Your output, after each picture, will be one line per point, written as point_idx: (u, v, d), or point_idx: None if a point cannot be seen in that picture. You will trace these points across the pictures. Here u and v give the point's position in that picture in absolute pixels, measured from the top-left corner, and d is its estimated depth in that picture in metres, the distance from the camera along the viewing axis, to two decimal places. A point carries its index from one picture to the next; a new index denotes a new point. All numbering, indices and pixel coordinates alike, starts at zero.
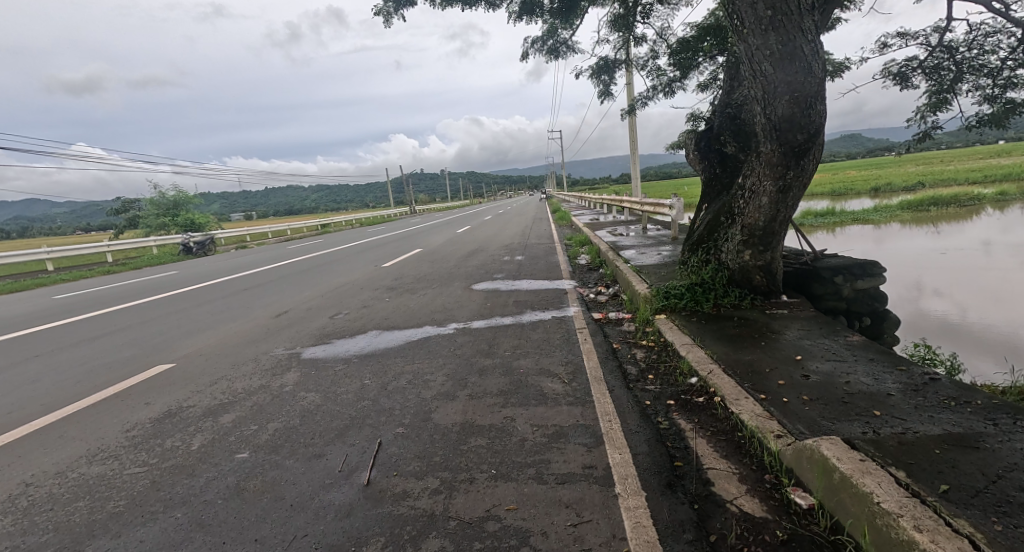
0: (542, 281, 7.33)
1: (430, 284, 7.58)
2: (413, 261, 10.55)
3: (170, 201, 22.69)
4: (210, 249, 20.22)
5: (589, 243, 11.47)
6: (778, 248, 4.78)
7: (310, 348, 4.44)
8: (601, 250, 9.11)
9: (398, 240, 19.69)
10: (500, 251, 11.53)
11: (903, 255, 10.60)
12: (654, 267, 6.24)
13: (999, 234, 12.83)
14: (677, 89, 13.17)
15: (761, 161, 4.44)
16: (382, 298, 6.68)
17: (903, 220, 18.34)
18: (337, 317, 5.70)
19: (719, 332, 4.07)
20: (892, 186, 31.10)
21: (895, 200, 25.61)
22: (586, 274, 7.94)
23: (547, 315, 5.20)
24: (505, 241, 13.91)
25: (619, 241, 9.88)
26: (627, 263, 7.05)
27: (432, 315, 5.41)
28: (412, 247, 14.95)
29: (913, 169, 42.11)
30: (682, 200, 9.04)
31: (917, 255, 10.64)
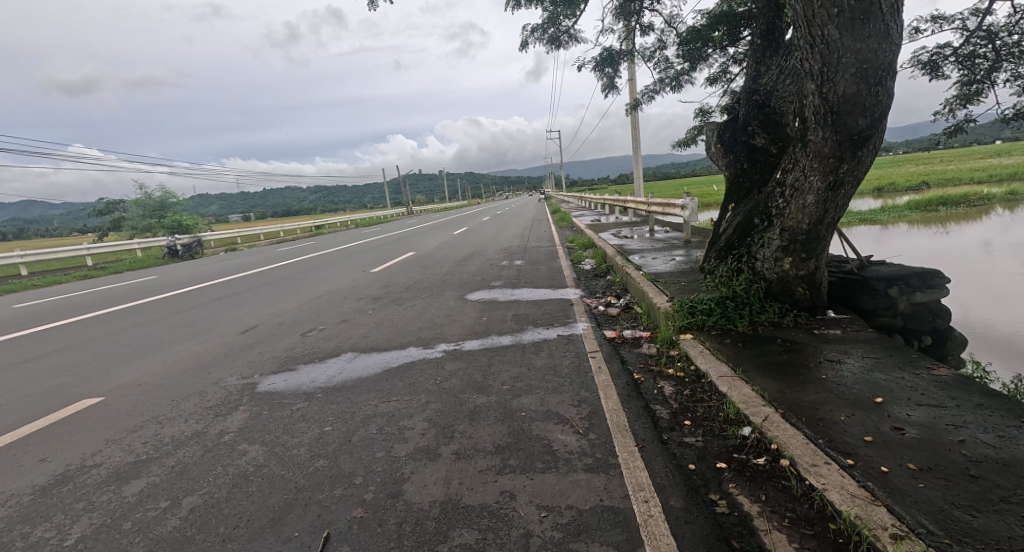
0: (544, 290, 6.60)
1: (419, 293, 6.85)
2: (403, 266, 9.81)
3: (156, 202, 22.01)
4: (196, 252, 19.48)
5: (592, 246, 10.78)
6: (823, 256, 4.09)
7: (270, 377, 3.70)
8: (608, 255, 8.41)
9: (393, 243, 19.00)
10: (497, 255, 10.80)
11: (920, 254, 9.98)
12: (672, 276, 5.52)
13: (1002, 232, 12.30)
14: (685, 83, 12.72)
15: (806, 151, 3.76)
16: (364, 311, 5.94)
17: (912, 220, 17.70)
18: (310, 335, 4.96)
19: (761, 359, 3.35)
20: (896, 185, 30.49)
21: (901, 199, 24.96)
22: (593, 282, 7.23)
23: (552, 333, 4.48)
24: (502, 244, 13.19)
25: (626, 244, 9.17)
26: (639, 270, 6.35)
27: (418, 333, 4.69)
28: (406, 250, 14.24)
29: (915, 169, 41.51)
30: (696, 200, 8.32)
31: (935, 255, 10.02)
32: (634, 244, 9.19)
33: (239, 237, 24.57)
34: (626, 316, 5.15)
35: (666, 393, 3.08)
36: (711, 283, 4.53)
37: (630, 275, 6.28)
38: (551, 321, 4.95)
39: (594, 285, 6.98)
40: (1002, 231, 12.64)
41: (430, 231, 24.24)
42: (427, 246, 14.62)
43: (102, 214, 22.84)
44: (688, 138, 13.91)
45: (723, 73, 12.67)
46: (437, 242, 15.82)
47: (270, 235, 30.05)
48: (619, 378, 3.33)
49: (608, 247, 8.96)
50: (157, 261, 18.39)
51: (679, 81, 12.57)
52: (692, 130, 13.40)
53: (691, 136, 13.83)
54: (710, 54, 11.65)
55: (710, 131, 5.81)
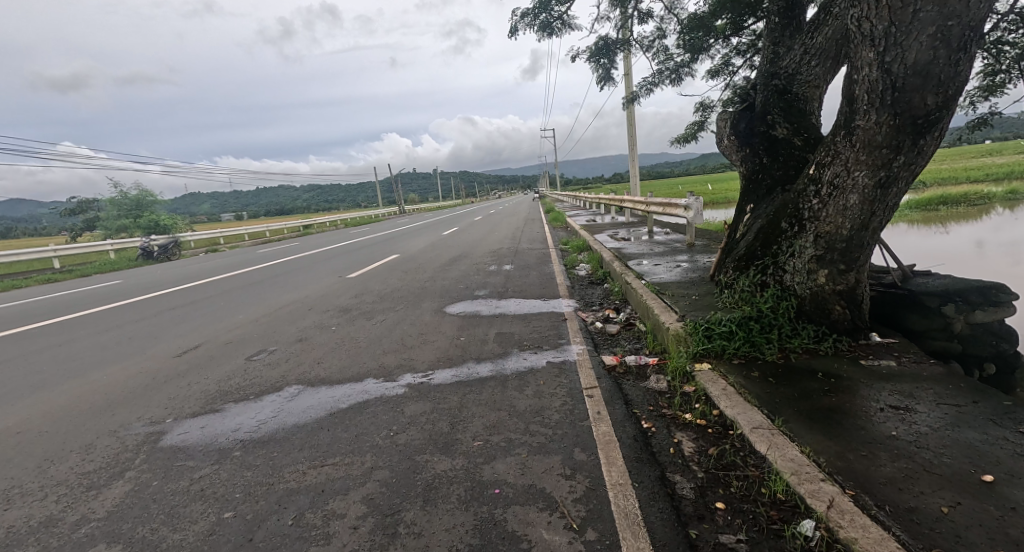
0: (534, 301, 5.86)
1: (394, 305, 6.10)
2: (382, 271, 9.06)
3: (132, 201, 21.10)
4: (172, 253, 18.63)
5: (588, 249, 10.10)
6: (865, 267, 3.39)
7: (186, 422, 2.95)
8: (605, 259, 7.73)
9: (379, 243, 18.23)
10: (485, 259, 10.05)
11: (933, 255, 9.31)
12: (680, 288, 4.81)
13: (1002, 231, 11.79)
14: (685, 75, 12.06)
15: (852, 140, 3.05)
16: (328, 327, 5.17)
17: (913, 219, 17.17)
18: (255, 359, 4.19)
19: (803, 402, 2.64)
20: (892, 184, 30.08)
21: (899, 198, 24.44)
22: (588, 291, 6.50)
23: (540, 359, 3.75)
24: (492, 246, 12.44)
25: (624, 248, 8.45)
26: (640, 279, 5.65)
27: (382, 359, 3.94)
28: (390, 252, 13.49)
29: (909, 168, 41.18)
30: (700, 200, 7.61)
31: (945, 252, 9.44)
32: (633, 248, 8.48)
33: (220, 237, 23.68)
34: (627, 335, 4.43)
35: (685, 454, 2.36)
36: (730, 299, 3.82)
37: (630, 284, 5.56)
38: (539, 342, 4.22)
39: (590, 295, 6.26)
40: (1005, 229, 12.11)
41: (419, 231, 23.45)
42: (413, 248, 13.85)
43: (76, 213, 21.89)
44: (687, 134, 13.25)
45: (725, 65, 12.01)
46: (424, 243, 15.05)
47: (255, 235, 29.14)
48: (624, 429, 2.60)
49: (605, 251, 8.28)
50: (130, 263, 17.52)
51: (679, 74, 11.91)
52: (692, 125, 12.74)
53: (692, 133, 13.16)
54: (712, 44, 10.99)
55: (722, 121, 5.10)
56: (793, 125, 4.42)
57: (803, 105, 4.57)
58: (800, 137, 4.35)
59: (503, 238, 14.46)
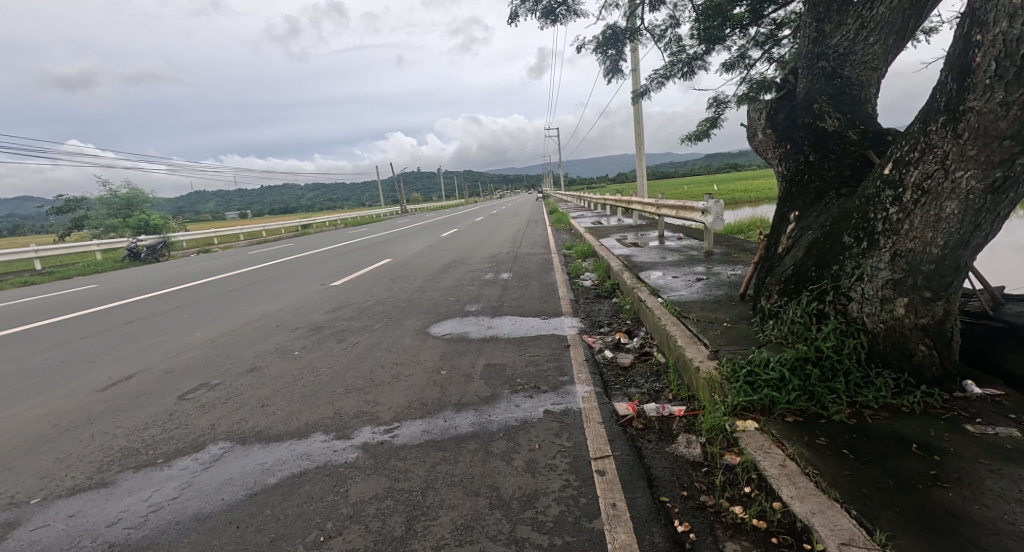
0: (532, 321, 5.10)
1: (372, 324, 5.35)
2: (369, 279, 8.32)
3: (122, 200, 20.48)
4: (161, 255, 18.02)
5: (594, 255, 9.36)
6: (956, 295, 2.59)
7: (56, 503, 2.20)
8: (613, 269, 6.97)
9: (375, 245, 17.54)
10: (482, 266, 9.28)
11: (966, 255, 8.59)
12: (705, 312, 4.02)
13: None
14: (698, 69, 11.28)
15: (956, 128, 2.28)
16: (290, 353, 4.43)
17: None
18: (190, 398, 3.44)
19: (904, 498, 1.85)
20: None
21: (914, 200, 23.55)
22: (595, 308, 5.72)
23: (536, 408, 2.99)
24: (491, 250, 11.67)
25: (634, 256, 7.70)
26: (656, 296, 4.88)
27: (342, 403, 3.19)
28: (384, 255, 12.79)
29: None
30: (721, 203, 6.81)
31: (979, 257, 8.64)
32: (644, 256, 7.69)
33: (214, 237, 23.05)
34: (644, 370, 3.65)
35: None
36: (776, 333, 3.03)
37: (645, 302, 4.79)
38: (536, 379, 3.46)
39: (597, 312, 5.49)
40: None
41: (418, 232, 22.70)
42: (408, 251, 13.12)
43: (64, 212, 21.26)
44: (700, 132, 12.44)
45: (742, 58, 11.20)
46: (421, 246, 14.33)
47: (251, 235, 28.49)
48: (650, 538, 1.83)
49: (613, 259, 7.54)
50: (116, 265, 16.91)
51: (692, 67, 11.12)
52: (705, 121, 11.94)
53: (705, 130, 12.35)
54: (729, 35, 10.19)
55: (755, 112, 4.31)
56: (845, 115, 3.63)
57: (857, 92, 3.79)
58: (855, 129, 3.56)
59: (503, 241, 13.68)
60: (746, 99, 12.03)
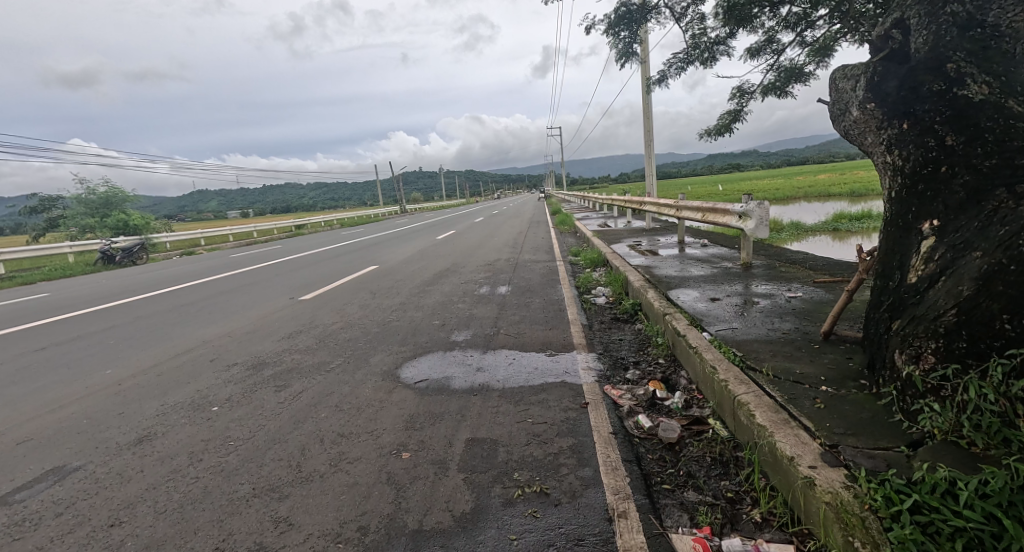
0: (535, 359, 3.94)
1: (330, 360, 4.18)
2: (345, 293, 7.18)
3: (101, 198, 19.50)
4: (138, 257, 17.00)
5: (606, 265, 8.23)
6: None
7: None
8: (632, 286, 5.81)
9: (366, 247, 16.49)
10: (477, 276, 8.14)
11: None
12: (782, 363, 2.81)
13: None
14: (720, 54, 10.13)
15: None
16: (209, 407, 3.27)
17: None
18: (17, 500, 2.27)
19: None
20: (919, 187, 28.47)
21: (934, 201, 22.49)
22: (615, 339, 4.53)
23: (544, 546, 1.82)
24: (488, 256, 10.51)
25: (655, 268, 6.55)
26: (699, 330, 3.72)
27: (235, 522, 2.03)
28: (371, 261, 11.67)
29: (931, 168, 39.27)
30: (765, 205, 5.61)
31: None
32: (666, 268, 6.52)
33: (199, 238, 22.06)
34: (701, 455, 2.45)
35: None
36: (943, 423, 1.79)
37: (685, 340, 3.59)
38: (542, 474, 2.29)
39: (619, 347, 4.29)
40: None
41: (414, 233, 21.56)
42: (398, 256, 11.97)
43: (38, 212, 20.18)
44: (721, 125, 11.27)
45: (770, 42, 10.03)
46: (413, 250, 13.23)
47: (241, 235, 27.43)
48: None
49: (631, 271, 6.39)
50: (87, 268, 15.88)
51: (715, 52, 9.94)
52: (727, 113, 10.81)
53: (727, 123, 11.17)
54: (758, 15, 9.01)
55: (845, 81, 3.08)
56: (996, 75, 2.44)
57: None
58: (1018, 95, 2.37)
59: (502, 246, 12.52)
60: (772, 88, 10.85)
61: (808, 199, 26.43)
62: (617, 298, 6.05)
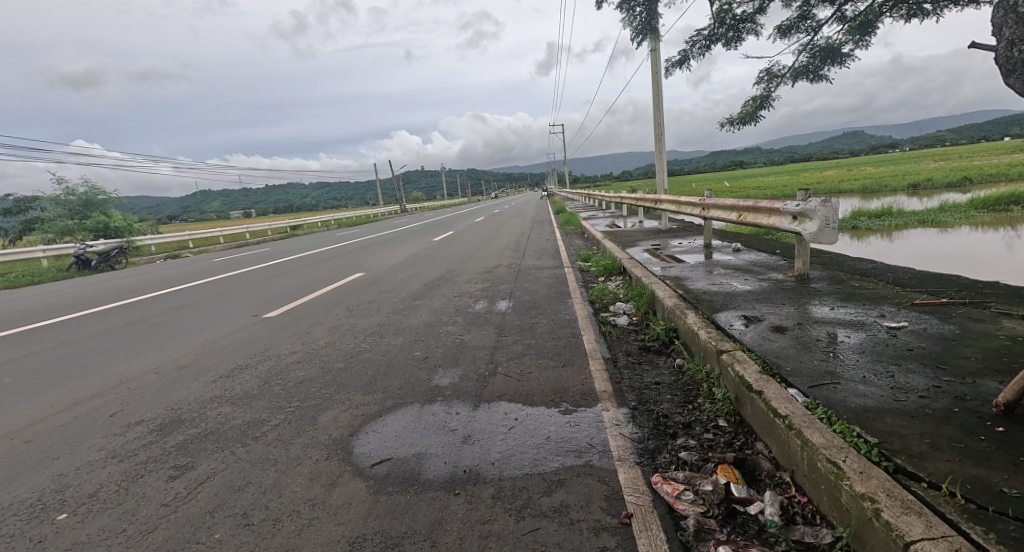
0: (547, 422, 2.82)
1: (265, 419, 3.07)
2: (317, 310, 6.09)
3: (79, 199, 18.57)
4: (115, 261, 16.01)
5: (623, 274, 7.12)
6: None
7: None
8: (664, 305, 4.70)
9: (358, 250, 15.44)
10: (474, 287, 7.04)
11: (959, 257, 8.20)
12: (963, 468, 1.68)
13: None
14: (747, 34, 8.98)
15: None
16: (53, 511, 2.16)
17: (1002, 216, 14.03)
18: None
19: None
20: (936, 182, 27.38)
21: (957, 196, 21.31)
22: (650, 385, 3.41)
23: None
24: (487, 262, 9.40)
25: (686, 280, 5.43)
26: (782, 383, 2.59)
27: None
28: (359, 267, 10.61)
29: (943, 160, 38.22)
30: (833, 202, 4.40)
31: None
32: (699, 280, 5.39)
33: (185, 240, 21.11)
34: None
35: None
36: None
37: (764, 401, 2.47)
38: None
39: (659, 399, 3.17)
40: None
41: (411, 235, 20.48)
42: (388, 262, 10.88)
43: (13, 214, 19.22)
44: (747, 113, 10.16)
45: (804, 19, 8.87)
46: (407, 254, 12.17)
47: (232, 237, 26.50)
48: None
49: (659, 285, 5.28)
50: (59, 274, 14.90)
51: (741, 30, 8.81)
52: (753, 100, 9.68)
53: (753, 110, 10.06)
54: None
55: None
56: None
57: None
58: None
59: (503, 249, 11.43)
60: (804, 70, 9.71)
61: (822, 195, 25.26)
62: (643, 322, 4.93)
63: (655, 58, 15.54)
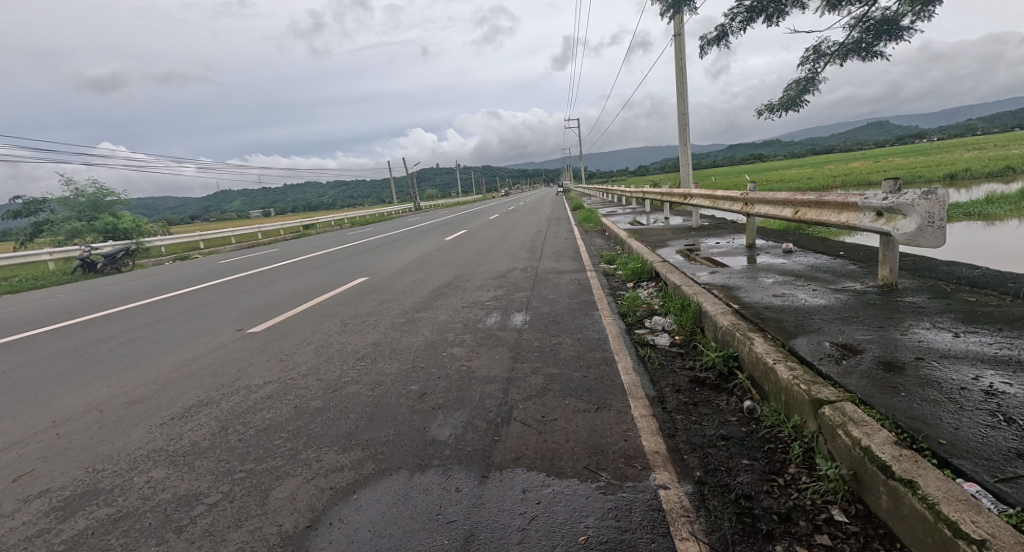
0: (585, 512, 1.99)
1: (204, 491, 2.30)
2: (307, 326, 5.36)
3: (88, 200, 18.35)
4: (121, 264, 15.68)
5: (657, 280, 6.25)
6: None
7: None
8: (718, 324, 3.82)
9: (366, 251, 14.80)
10: (485, 296, 6.25)
11: None
12: None
13: None
14: (792, 7, 7.98)
15: None
16: None
17: None
18: None
19: None
20: (973, 172, 26.04)
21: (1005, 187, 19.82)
22: (718, 442, 2.54)
23: None
24: (501, 265, 8.60)
25: (738, 290, 4.54)
26: (941, 467, 1.70)
27: None
28: (365, 270, 9.92)
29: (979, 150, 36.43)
30: (939, 194, 3.36)
31: None
32: (754, 290, 4.47)
33: (196, 241, 20.85)
34: None
35: None
36: None
37: (922, 501, 1.59)
38: None
39: (734, 468, 2.30)
40: None
41: (422, 234, 19.81)
42: (395, 265, 10.19)
43: (24, 215, 19.14)
44: (789, 98, 9.36)
45: None
46: (416, 256, 11.46)
47: (244, 237, 26.23)
48: None
49: (707, 298, 4.40)
50: (65, 277, 14.60)
51: (785, 2, 7.77)
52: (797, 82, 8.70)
53: (796, 95, 9.25)
54: None
55: None
56: None
57: None
58: None
59: (519, 250, 10.63)
60: (855, 48, 8.77)
61: (855, 188, 23.90)
62: (691, 345, 4.04)
63: (678, 43, 14.57)
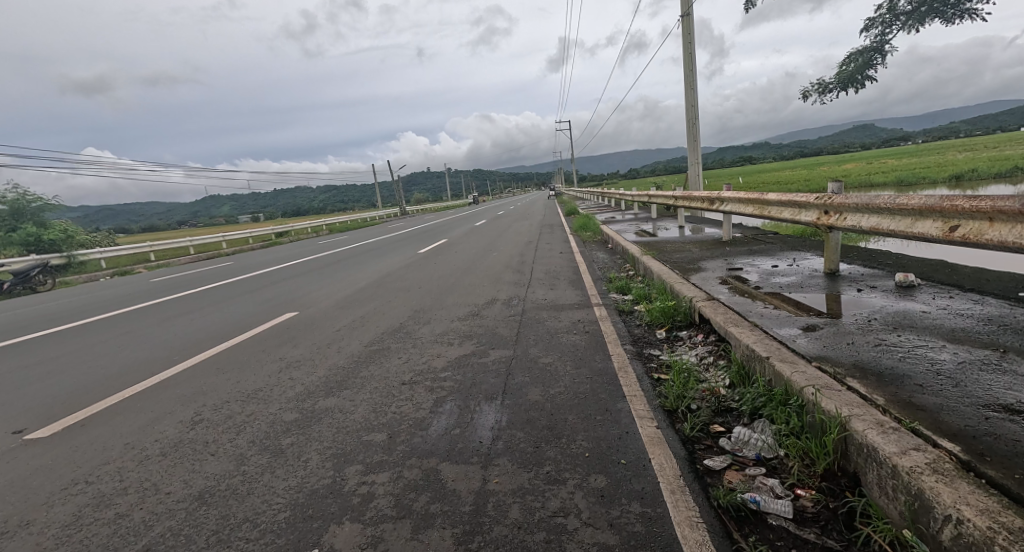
0: None
1: None
2: (123, 432, 3.11)
3: (10, 207, 16.08)
4: (37, 282, 13.37)
5: (709, 332, 4.05)
6: None
7: None
8: (940, 507, 1.59)
9: (325, 266, 12.60)
10: (441, 360, 4.04)
11: None
12: None
13: None
14: None
15: None
16: None
17: None
18: None
19: None
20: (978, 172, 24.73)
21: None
22: None
23: None
24: (476, 295, 6.42)
25: (904, 385, 2.34)
26: None
27: None
28: (303, 298, 7.68)
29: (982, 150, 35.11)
30: None
31: None
32: (940, 389, 2.27)
33: (144, 252, 18.62)
34: None
35: None
36: None
37: None
38: None
39: None
40: None
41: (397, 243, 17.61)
42: (344, 291, 7.96)
43: None
44: (845, 74, 7.38)
45: None
46: (375, 276, 9.25)
47: (205, 246, 23.96)
48: None
49: (856, 408, 2.19)
50: None
51: None
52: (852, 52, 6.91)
53: (856, 71, 7.26)
54: None
55: None
56: None
57: None
58: None
59: (503, 269, 8.47)
60: (938, 7, 6.79)
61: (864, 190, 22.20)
62: (853, 538, 1.81)
63: (686, 25, 12.62)
